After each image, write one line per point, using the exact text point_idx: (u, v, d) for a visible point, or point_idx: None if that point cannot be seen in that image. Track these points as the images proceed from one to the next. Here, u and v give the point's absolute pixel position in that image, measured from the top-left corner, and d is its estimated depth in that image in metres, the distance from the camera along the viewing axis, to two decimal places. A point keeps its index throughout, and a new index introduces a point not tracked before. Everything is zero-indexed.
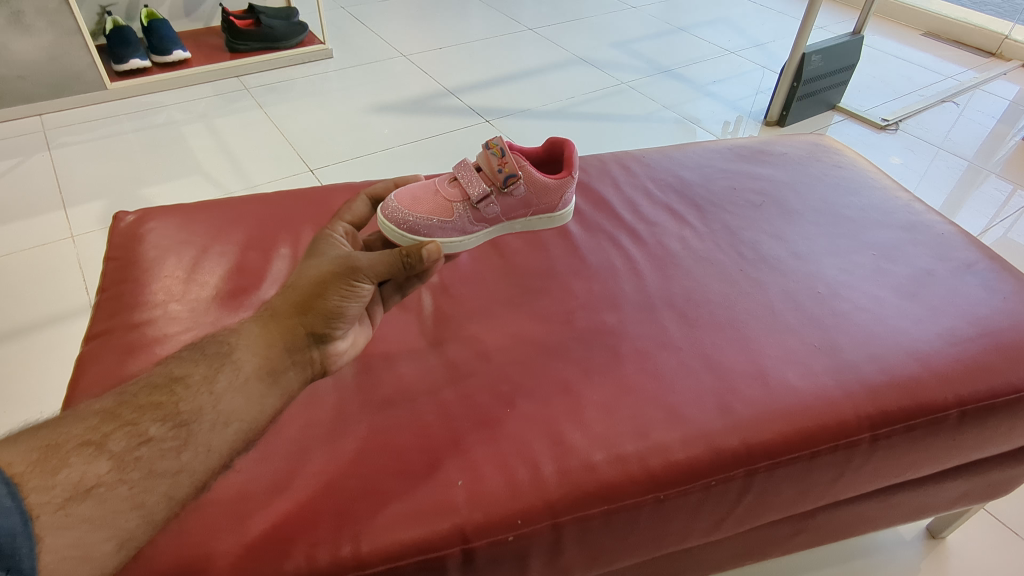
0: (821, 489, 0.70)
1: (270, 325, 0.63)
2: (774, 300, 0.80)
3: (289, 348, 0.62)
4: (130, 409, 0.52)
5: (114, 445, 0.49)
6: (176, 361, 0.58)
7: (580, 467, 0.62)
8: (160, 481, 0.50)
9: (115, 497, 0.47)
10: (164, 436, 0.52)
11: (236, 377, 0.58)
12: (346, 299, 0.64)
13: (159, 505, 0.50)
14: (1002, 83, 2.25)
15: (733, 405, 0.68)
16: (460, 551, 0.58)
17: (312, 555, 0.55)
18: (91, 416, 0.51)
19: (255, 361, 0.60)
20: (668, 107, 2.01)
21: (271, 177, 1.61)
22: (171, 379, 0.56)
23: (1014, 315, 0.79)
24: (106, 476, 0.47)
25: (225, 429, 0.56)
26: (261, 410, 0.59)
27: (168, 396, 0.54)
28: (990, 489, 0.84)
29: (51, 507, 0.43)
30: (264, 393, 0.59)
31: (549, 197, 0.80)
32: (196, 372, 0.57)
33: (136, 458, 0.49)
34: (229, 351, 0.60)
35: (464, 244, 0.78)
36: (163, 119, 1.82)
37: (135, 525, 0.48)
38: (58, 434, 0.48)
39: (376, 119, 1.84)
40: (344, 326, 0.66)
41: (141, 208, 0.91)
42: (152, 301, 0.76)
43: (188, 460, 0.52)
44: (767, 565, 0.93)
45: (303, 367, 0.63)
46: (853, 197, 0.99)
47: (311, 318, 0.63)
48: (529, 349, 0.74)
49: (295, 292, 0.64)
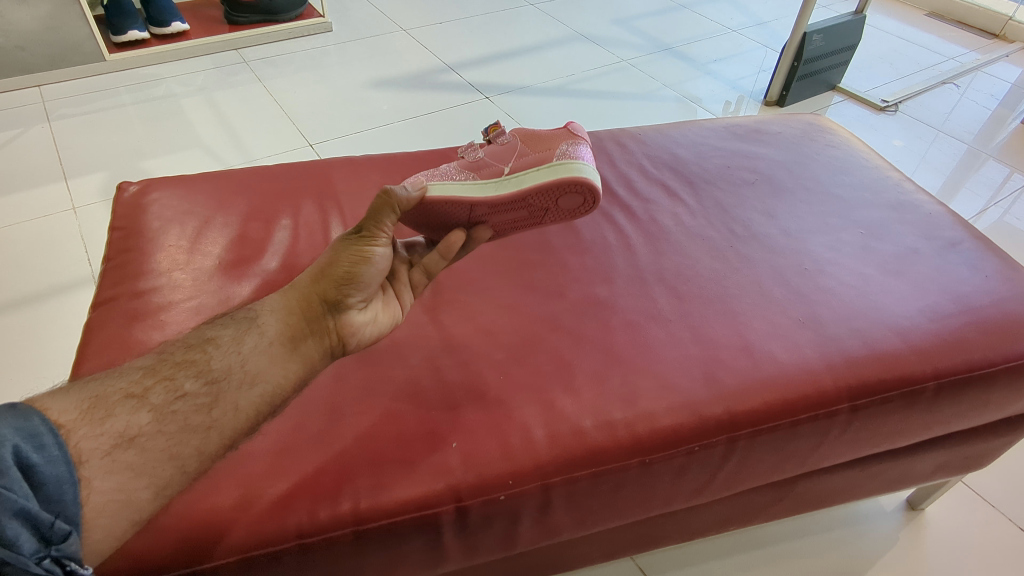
0: (801, 456, 0.73)
1: (288, 295, 0.66)
2: (763, 276, 0.82)
3: (307, 316, 0.64)
4: (167, 365, 0.56)
5: (154, 397, 0.53)
6: (207, 325, 0.63)
7: (569, 431, 0.65)
8: (193, 436, 0.54)
9: (155, 447, 0.51)
10: (197, 392, 0.55)
11: (261, 340, 0.62)
12: (356, 261, 0.66)
13: (192, 457, 0.53)
14: (1004, 66, 2.25)
15: (719, 375, 0.70)
16: (453, 509, 0.61)
17: (312, 511, 0.58)
18: (134, 371, 0.55)
19: (277, 327, 0.63)
20: (668, 86, 2.01)
21: (271, 150, 1.62)
22: (203, 340, 0.60)
23: (995, 293, 0.81)
24: (147, 426, 0.51)
25: (251, 390, 0.59)
26: (283, 374, 0.61)
27: (201, 355, 0.58)
28: (968, 461, 0.87)
29: (99, 453, 0.48)
30: (286, 358, 0.62)
31: (544, 142, 0.74)
32: (225, 334, 0.61)
33: (173, 411, 0.53)
34: (254, 316, 0.64)
35: (447, 186, 0.71)
36: (162, 92, 1.82)
37: (171, 474, 0.52)
38: (104, 387, 0.52)
39: (375, 95, 1.85)
40: (360, 294, 0.67)
41: (144, 179, 0.93)
42: (157, 270, 0.79)
43: (218, 417, 0.56)
44: (751, 533, 0.96)
45: (321, 337, 0.65)
46: (844, 176, 1.01)
47: (326, 286, 0.66)
48: (523, 320, 0.76)
49: (313, 266, 0.68)
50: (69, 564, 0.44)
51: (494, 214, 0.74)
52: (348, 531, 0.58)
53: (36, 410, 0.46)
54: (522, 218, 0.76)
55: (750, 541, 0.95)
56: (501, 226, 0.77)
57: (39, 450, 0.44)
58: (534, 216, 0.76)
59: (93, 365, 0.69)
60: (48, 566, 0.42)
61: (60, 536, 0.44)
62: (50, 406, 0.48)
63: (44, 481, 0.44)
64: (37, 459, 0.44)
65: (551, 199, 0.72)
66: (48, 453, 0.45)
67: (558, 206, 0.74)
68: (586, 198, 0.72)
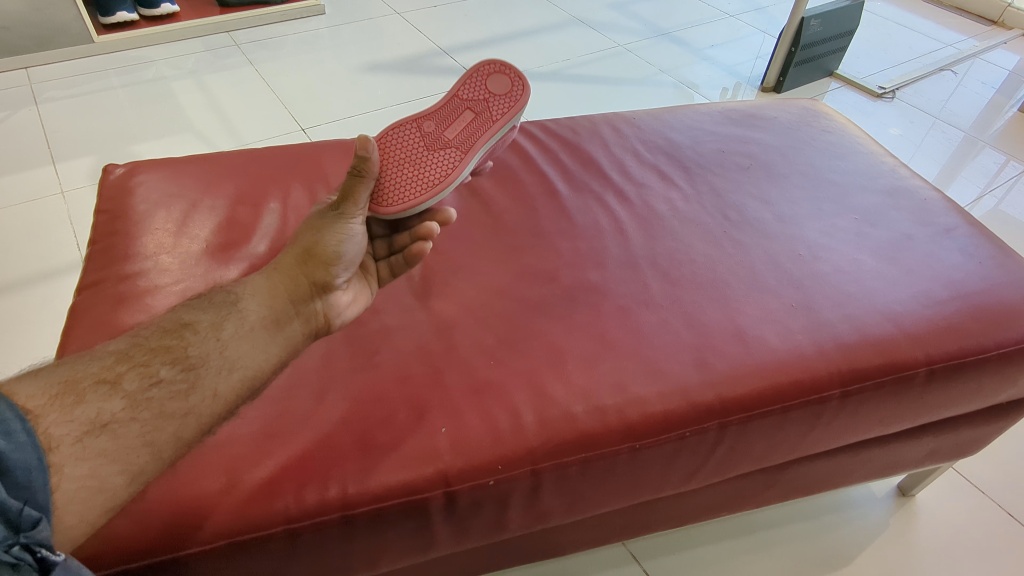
0: (792, 442, 0.73)
1: (271, 278, 0.65)
2: (756, 262, 0.82)
3: (293, 299, 0.64)
4: (141, 351, 0.55)
5: (127, 384, 0.52)
6: (185, 308, 0.61)
7: (560, 417, 0.65)
8: (170, 422, 0.53)
9: (128, 434, 0.50)
10: (173, 377, 0.54)
11: (241, 326, 0.60)
12: (339, 239, 0.66)
13: (168, 445, 0.52)
14: (1001, 53, 2.24)
15: (711, 360, 0.70)
16: (442, 494, 0.60)
17: (300, 495, 0.58)
18: (106, 356, 0.54)
19: (259, 311, 0.62)
20: (664, 71, 1.99)
21: (263, 135, 1.60)
22: (180, 324, 0.59)
23: (988, 279, 0.81)
24: (120, 413, 0.50)
25: (230, 375, 0.58)
26: (265, 359, 0.61)
27: (178, 341, 0.57)
28: (959, 448, 0.87)
29: (69, 439, 0.47)
30: (268, 342, 0.61)
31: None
32: (204, 319, 0.60)
33: (148, 398, 0.52)
34: (235, 300, 0.63)
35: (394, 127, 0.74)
36: (153, 75, 1.79)
37: (146, 462, 0.51)
38: (76, 371, 0.51)
39: (368, 78, 1.82)
40: (345, 272, 0.67)
41: (131, 162, 0.92)
42: (143, 253, 0.77)
43: (195, 403, 0.55)
44: (742, 518, 0.97)
45: (308, 320, 0.65)
46: (839, 161, 1.00)
47: (312, 269, 0.65)
48: (514, 305, 0.75)
49: (294, 248, 0.67)
50: (41, 550, 0.42)
51: (442, 127, 0.72)
52: (336, 516, 0.58)
53: (4, 397, 0.45)
54: (472, 124, 0.73)
55: (740, 526, 0.96)
56: (464, 144, 0.72)
57: (6, 437, 0.43)
58: (483, 116, 0.73)
59: (79, 349, 0.68)
60: (17, 554, 0.41)
61: (29, 522, 0.42)
62: (19, 391, 0.47)
63: (13, 467, 0.43)
64: (4, 445, 0.42)
65: (481, 88, 0.74)
66: (16, 439, 0.43)
67: (493, 95, 0.74)
68: (506, 70, 0.75)
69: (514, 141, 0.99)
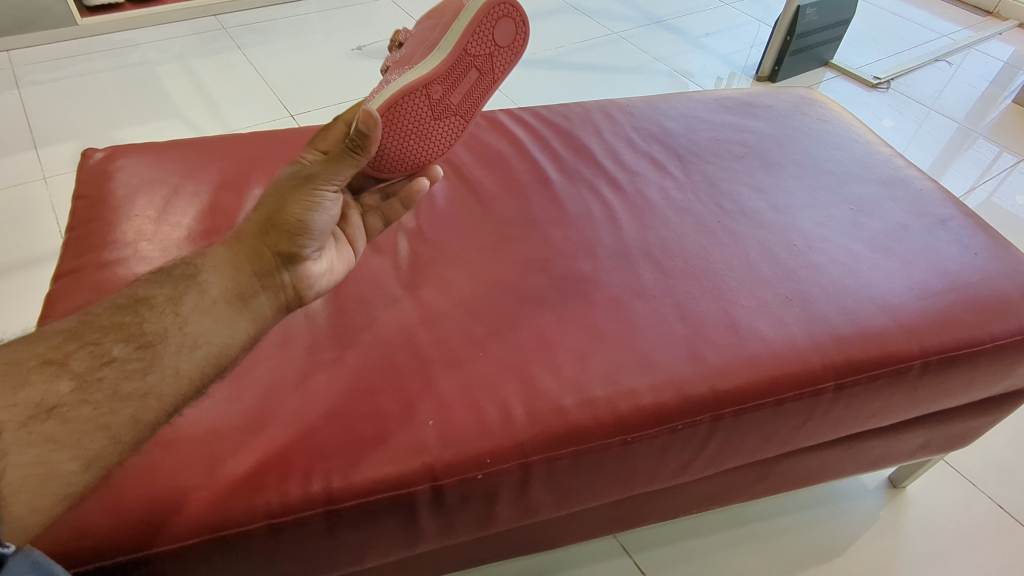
0: (785, 435, 0.72)
1: (235, 249, 0.62)
2: (750, 252, 0.81)
3: (258, 271, 0.61)
4: (91, 330, 0.54)
5: (75, 364, 0.51)
6: (141, 283, 0.59)
7: (550, 409, 0.63)
8: (125, 403, 0.52)
9: (79, 416, 0.49)
10: (127, 357, 0.53)
11: (202, 300, 0.58)
12: (308, 209, 0.62)
13: (126, 427, 0.51)
14: (996, 44, 2.23)
15: (703, 352, 0.69)
16: (429, 488, 0.59)
17: (283, 490, 0.56)
18: (53, 335, 0.53)
19: (222, 285, 0.60)
20: (659, 59, 1.96)
21: (250, 121, 1.57)
22: (135, 300, 0.57)
23: (984, 270, 0.80)
24: (69, 396, 0.49)
25: (192, 353, 0.56)
26: (231, 336, 0.59)
27: (132, 317, 0.56)
28: (951, 440, 0.87)
29: (13, 425, 0.46)
30: (233, 317, 0.59)
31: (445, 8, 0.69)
32: (161, 293, 0.58)
33: (99, 378, 0.51)
34: (195, 273, 0.61)
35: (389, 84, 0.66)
36: (137, 59, 1.75)
37: (102, 446, 0.50)
38: (20, 352, 0.50)
39: (358, 64, 1.79)
40: (314, 243, 0.64)
41: (111, 146, 0.89)
42: (123, 240, 0.75)
43: (153, 382, 0.53)
44: (733, 511, 0.96)
45: (275, 293, 0.62)
46: (835, 150, 0.99)
47: (276, 239, 0.62)
48: (503, 294, 0.73)
49: (259, 215, 0.63)
50: None
51: (448, 92, 0.66)
52: (320, 510, 0.57)
53: None
54: (477, 86, 0.69)
55: (732, 518, 0.95)
56: (467, 111, 0.70)
57: None
58: (487, 76, 0.69)
59: None
60: None
61: None
62: None
63: None
64: None
65: (489, 41, 0.66)
66: None
67: (499, 49, 0.67)
68: (516, 16, 0.66)
69: (506, 129, 0.97)
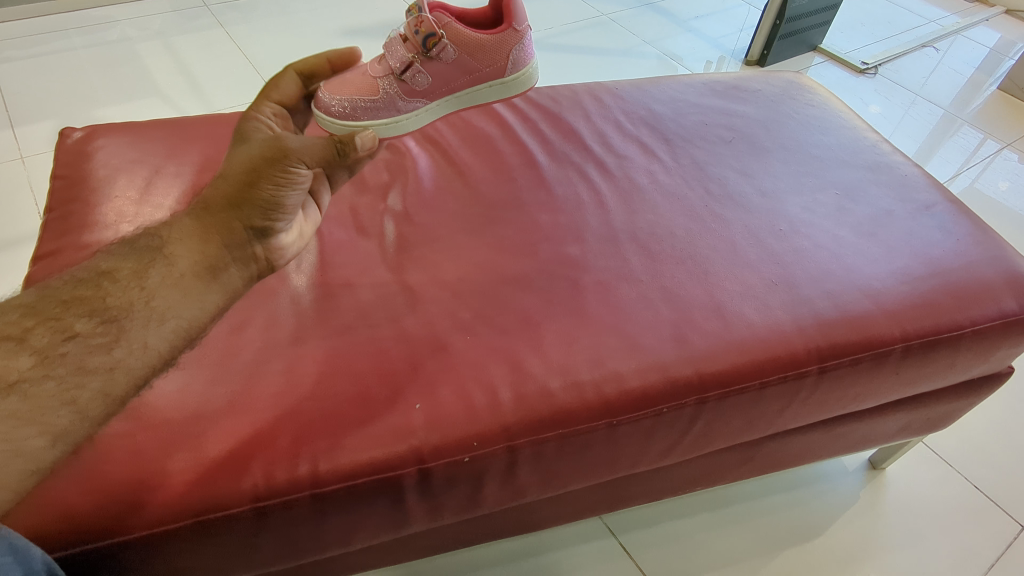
0: (769, 417, 0.73)
1: (204, 221, 0.62)
2: (736, 237, 0.81)
3: (228, 244, 0.61)
4: (51, 304, 0.53)
5: (35, 339, 0.51)
6: (105, 256, 0.59)
7: (536, 393, 0.64)
8: (92, 378, 0.52)
9: (41, 392, 0.49)
10: (91, 332, 0.53)
11: (169, 274, 0.58)
12: (282, 188, 0.63)
13: (94, 402, 0.51)
14: (983, 31, 2.24)
15: (689, 336, 0.69)
16: (416, 471, 0.59)
17: (268, 473, 0.56)
18: (11, 310, 0.52)
19: (190, 258, 0.59)
20: (649, 42, 1.95)
21: (233, 101, 1.53)
22: (98, 273, 0.57)
23: (966, 256, 0.81)
24: (30, 371, 0.49)
25: (161, 327, 0.56)
26: (200, 309, 0.59)
27: (95, 291, 0.56)
28: (930, 423, 0.88)
29: None
30: (203, 290, 0.59)
31: (489, 57, 0.69)
32: (125, 266, 0.58)
33: (62, 354, 0.51)
34: (160, 245, 0.60)
35: (403, 125, 0.70)
36: (116, 36, 1.71)
37: (69, 421, 0.50)
38: None
39: (344, 44, 1.75)
40: (284, 217, 0.65)
41: (89, 125, 0.87)
42: (103, 222, 0.74)
43: (121, 356, 0.53)
44: (717, 492, 0.97)
45: (245, 264, 0.63)
46: (822, 135, 0.99)
47: (248, 213, 0.62)
48: (490, 278, 0.73)
49: (227, 185, 0.62)
50: None
51: None
52: (307, 494, 0.57)
53: None
54: None
55: (716, 500, 0.97)
56: None
57: None
58: None
59: None
60: None
61: None
62: None
63: None
64: None
65: None
66: None
67: None
68: None
69: (493, 112, 0.96)
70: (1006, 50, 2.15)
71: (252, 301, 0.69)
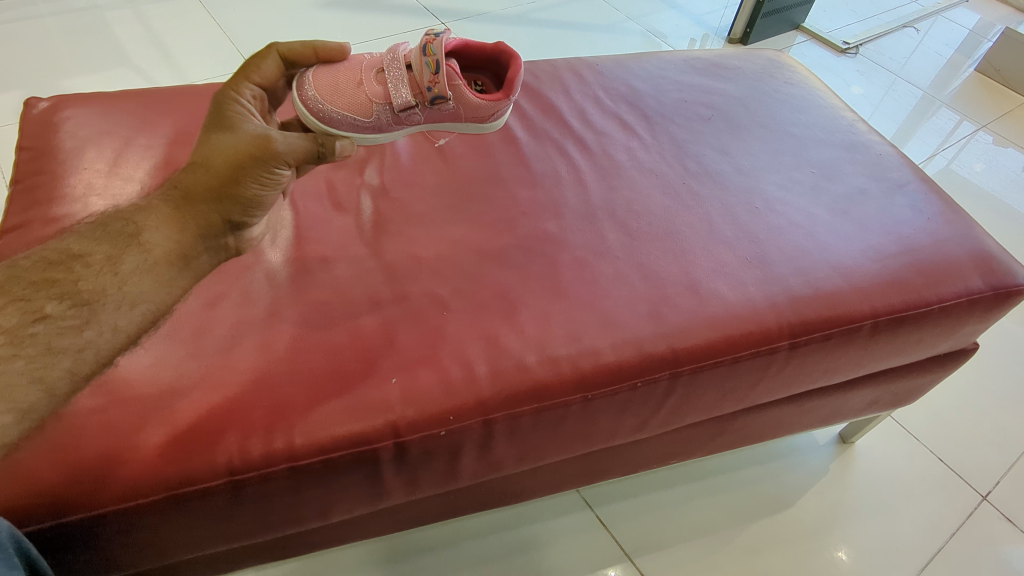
0: (741, 392, 0.74)
1: (183, 210, 0.60)
2: (713, 214, 0.81)
3: (204, 235, 0.60)
4: (21, 285, 0.52)
5: (4, 319, 0.49)
6: (77, 238, 0.58)
7: (512, 367, 0.64)
8: (61, 358, 0.51)
9: (10, 371, 0.48)
10: (62, 313, 0.52)
11: (144, 260, 0.57)
12: (265, 189, 0.62)
13: (61, 380, 0.50)
14: (963, 12, 2.25)
15: (664, 312, 0.70)
16: (392, 445, 0.60)
17: (243, 446, 0.56)
18: None
19: (164, 245, 0.58)
20: (633, 18, 1.93)
21: (208, 73, 1.50)
22: (69, 256, 0.56)
23: (936, 236, 0.82)
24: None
25: (132, 311, 0.56)
26: (169, 294, 0.59)
27: (66, 274, 0.54)
28: (896, 398, 0.91)
29: None
30: (173, 277, 0.59)
31: (480, 114, 0.73)
32: (98, 252, 0.57)
33: (31, 334, 0.50)
34: (135, 231, 0.59)
35: (377, 139, 0.72)
36: (85, 3, 1.65)
37: (36, 398, 0.49)
38: None
39: (323, 15, 1.71)
40: (260, 213, 0.64)
41: (56, 95, 0.85)
42: (72, 195, 0.72)
43: (91, 338, 0.53)
44: (693, 465, 0.99)
45: (217, 253, 0.62)
46: (800, 114, 0.99)
47: (228, 207, 0.61)
48: (467, 255, 0.73)
49: (208, 176, 0.60)
50: None
51: None
52: (283, 467, 0.57)
53: None
54: None
55: (690, 473, 0.99)
56: None
57: None
58: None
59: None
60: None
61: None
62: None
63: None
64: None
65: None
66: None
67: None
68: None
69: None
70: (985, 32, 2.16)
71: (225, 275, 0.68)
